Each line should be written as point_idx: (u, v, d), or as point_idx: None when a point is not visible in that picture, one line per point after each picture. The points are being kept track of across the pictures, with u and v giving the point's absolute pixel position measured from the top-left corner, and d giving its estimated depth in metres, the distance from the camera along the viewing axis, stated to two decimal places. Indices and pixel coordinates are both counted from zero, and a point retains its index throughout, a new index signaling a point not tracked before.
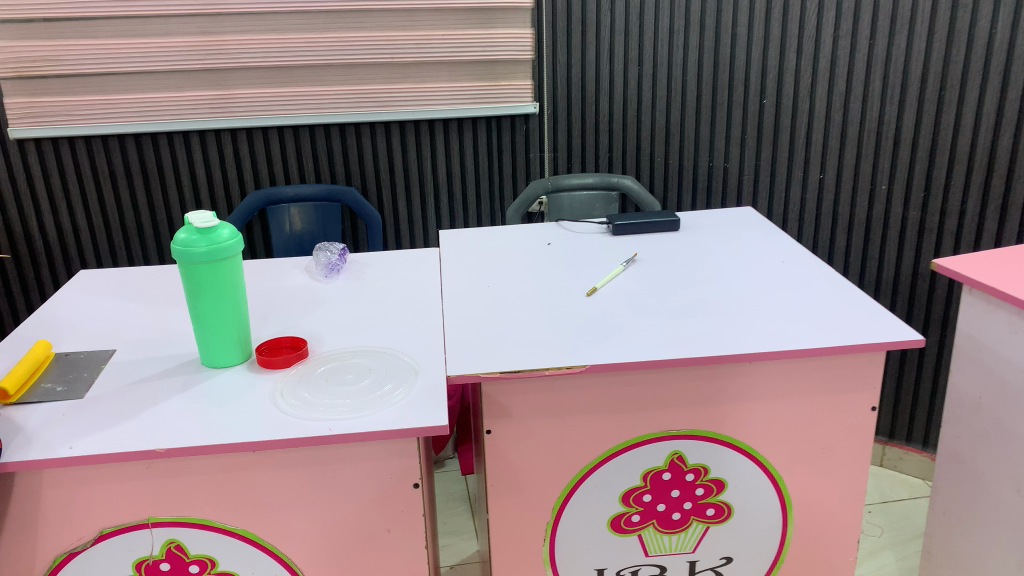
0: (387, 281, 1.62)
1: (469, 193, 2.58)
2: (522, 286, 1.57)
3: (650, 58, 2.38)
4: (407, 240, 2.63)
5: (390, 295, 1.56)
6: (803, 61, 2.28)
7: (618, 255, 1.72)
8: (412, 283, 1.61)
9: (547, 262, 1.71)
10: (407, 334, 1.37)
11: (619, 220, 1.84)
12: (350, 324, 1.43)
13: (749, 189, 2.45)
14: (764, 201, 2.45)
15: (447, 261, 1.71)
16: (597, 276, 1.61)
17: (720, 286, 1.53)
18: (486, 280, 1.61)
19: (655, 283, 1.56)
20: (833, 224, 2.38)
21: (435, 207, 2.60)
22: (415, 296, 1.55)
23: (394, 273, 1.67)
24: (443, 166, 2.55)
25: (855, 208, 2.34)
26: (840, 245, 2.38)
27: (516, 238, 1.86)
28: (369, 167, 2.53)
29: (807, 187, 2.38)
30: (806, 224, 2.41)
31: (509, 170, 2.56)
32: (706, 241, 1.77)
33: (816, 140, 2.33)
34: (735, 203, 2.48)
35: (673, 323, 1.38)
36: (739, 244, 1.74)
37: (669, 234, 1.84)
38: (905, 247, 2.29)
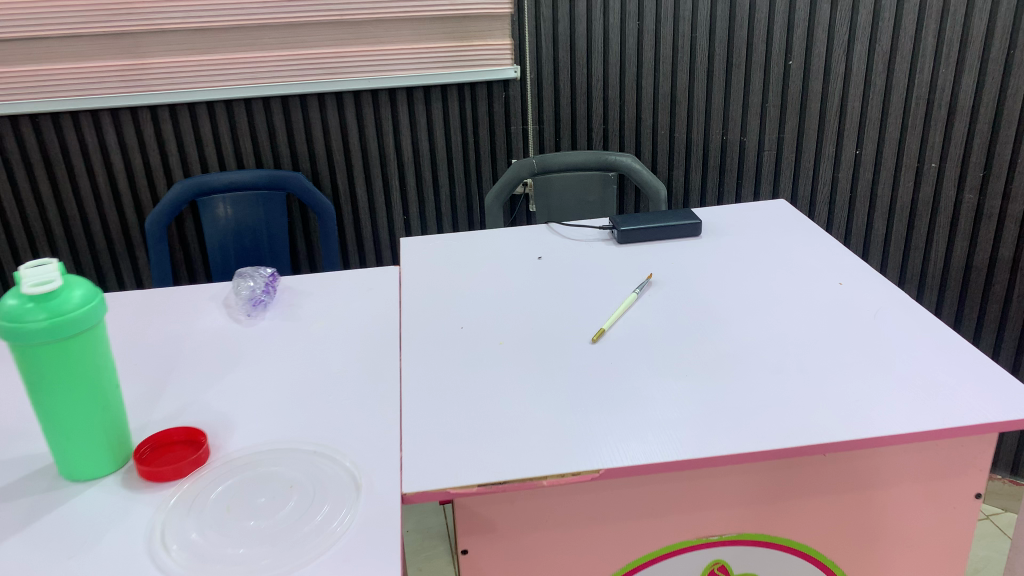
0: (330, 321, 1.25)
1: (441, 175, 2.19)
2: (507, 326, 1.20)
3: (653, 11, 1.97)
4: (370, 233, 2.24)
5: (333, 345, 1.18)
6: (839, 12, 1.88)
7: (628, 274, 1.35)
8: (363, 323, 1.23)
9: (538, 286, 1.33)
10: (351, 417, 1.01)
11: (628, 225, 1.46)
12: (277, 400, 1.06)
13: (769, 167, 2.07)
14: (788, 181, 2.07)
15: (409, 288, 1.33)
16: (602, 309, 1.23)
17: (766, 325, 1.17)
18: (459, 317, 1.23)
19: (680, 319, 1.19)
20: (870, 207, 2.03)
21: (402, 191, 2.21)
22: (366, 345, 1.17)
23: (340, 307, 1.29)
24: (408, 142, 2.15)
25: (897, 190, 1.99)
26: (879, 233, 2.03)
27: (496, 249, 1.48)
28: (319, 146, 2.13)
29: (840, 165, 2.02)
30: (837, 208, 2.06)
31: (487, 147, 2.16)
32: (739, 252, 1.40)
33: (852, 108, 1.96)
34: (754, 182, 2.10)
35: (712, 390, 1.02)
36: (781, 256, 1.37)
37: (690, 241, 1.46)
38: (956, 234, 1.96)
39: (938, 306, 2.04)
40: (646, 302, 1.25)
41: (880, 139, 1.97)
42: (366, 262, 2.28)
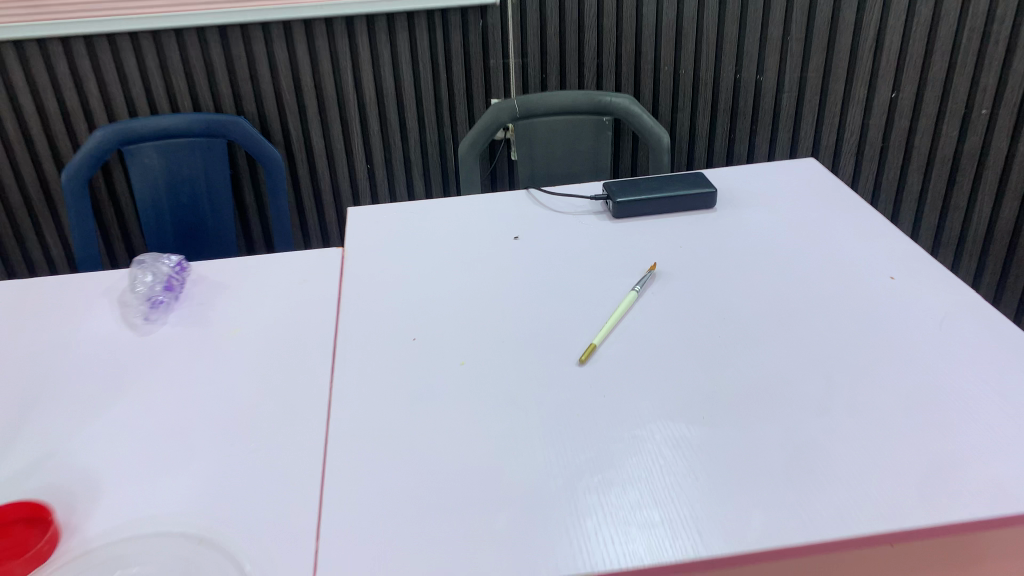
0: (247, 334, 0.98)
1: (409, 118, 1.90)
2: (472, 338, 0.94)
3: None
4: (328, 184, 1.96)
5: (248, 370, 0.92)
6: None
7: (625, 261, 1.09)
8: (290, 336, 0.97)
9: (513, 276, 1.06)
10: (260, 483, 0.76)
11: (626, 195, 1.19)
12: (167, 455, 0.80)
13: (789, 111, 1.79)
14: (810, 128, 1.80)
15: (352, 280, 1.07)
16: (592, 314, 0.97)
17: (802, 340, 0.91)
18: (412, 324, 0.97)
19: (692, 327, 0.94)
20: (904, 159, 1.79)
21: (364, 137, 1.92)
22: (290, 371, 0.92)
23: (263, 311, 1.02)
24: (370, 80, 1.84)
25: (938, 140, 1.76)
26: (914, 189, 1.81)
27: (463, 225, 1.21)
28: (266, 84, 1.82)
29: (872, 111, 1.75)
30: (866, 159, 1.80)
31: (462, 85, 1.86)
32: (761, 231, 1.14)
33: (891, 43, 1.68)
34: (770, 128, 1.82)
35: (739, 449, 0.77)
36: (815, 238, 1.11)
37: (700, 215, 1.19)
38: (1002, 190, 1.78)
39: (976, 276, 1.89)
40: (648, 306, 0.98)
41: (921, 80, 1.71)
42: (325, 217, 2.01)
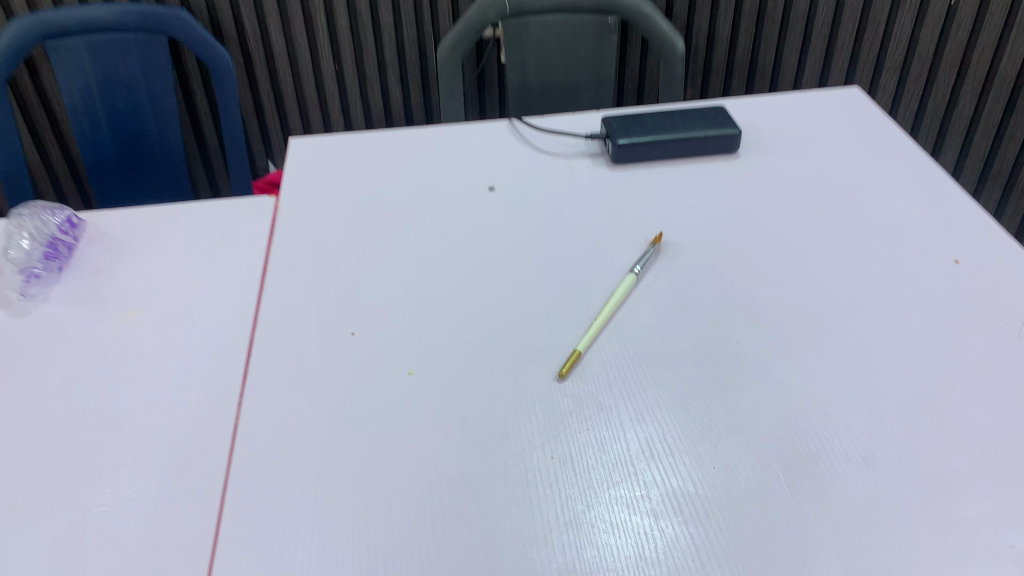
0: (146, 320, 0.79)
1: (383, 12, 1.63)
2: (426, 334, 0.75)
3: None
4: (291, 87, 1.71)
5: (139, 373, 0.73)
6: None
7: (625, 224, 0.88)
8: (198, 326, 0.78)
9: (485, 244, 0.86)
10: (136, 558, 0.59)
11: (628, 135, 0.97)
12: (22, 508, 0.63)
13: (826, 16, 1.52)
14: (849, 38, 1.54)
15: (283, 246, 0.86)
16: (579, 305, 0.77)
17: (845, 349, 0.71)
18: (353, 311, 0.78)
19: (703, 328, 0.74)
20: (956, 76, 1.56)
21: (330, 33, 1.65)
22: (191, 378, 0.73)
23: (169, 289, 0.82)
24: None
25: (1004, 51, 1.51)
26: (965, 112, 1.60)
27: (428, 170, 0.99)
28: None
29: (925, 19, 1.49)
30: (912, 75, 1.57)
31: None
32: (792, 186, 0.93)
33: None
34: (802, 36, 1.56)
35: (765, 519, 0.58)
36: (861, 200, 0.90)
37: (719, 161, 0.97)
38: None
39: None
40: (648, 295, 0.78)
41: None
42: (290, 124, 1.77)
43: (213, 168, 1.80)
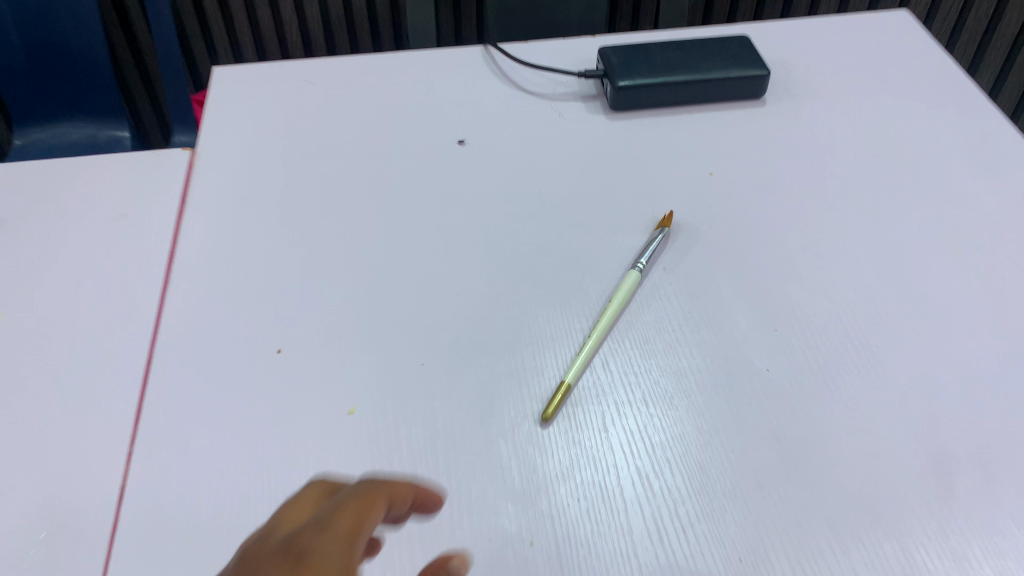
0: (17, 328, 0.62)
1: None
2: (374, 355, 0.59)
3: None
4: None
5: (2, 408, 0.57)
6: None
7: (628, 195, 0.71)
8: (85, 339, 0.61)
9: (453, 224, 0.69)
10: None
11: (630, 75, 0.78)
12: None
13: None
14: None
15: (196, 228, 0.69)
16: (568, 313, 0.62)
17: (905, 381, 0.56)
18: (284, 319, 0.61)
19: (724, 342, 0.59)
20: None
21: None
22: (66, 411, 0.56)
23: (47, 284, 0.65)
24: None
25: None
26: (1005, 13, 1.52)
27: (383, 116, 0.80)
28: None
29: None
30: None
31: None
32: (831, 144, 0.75)
33: None
34: None
35: None
36: (917, 164, 0.73)
37: (741, 109, 0.79)
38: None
39: None
40: (654, 300, 0.62)
41: None
42: (236, 27, 1.54)
43: (152, 79, 1.58)
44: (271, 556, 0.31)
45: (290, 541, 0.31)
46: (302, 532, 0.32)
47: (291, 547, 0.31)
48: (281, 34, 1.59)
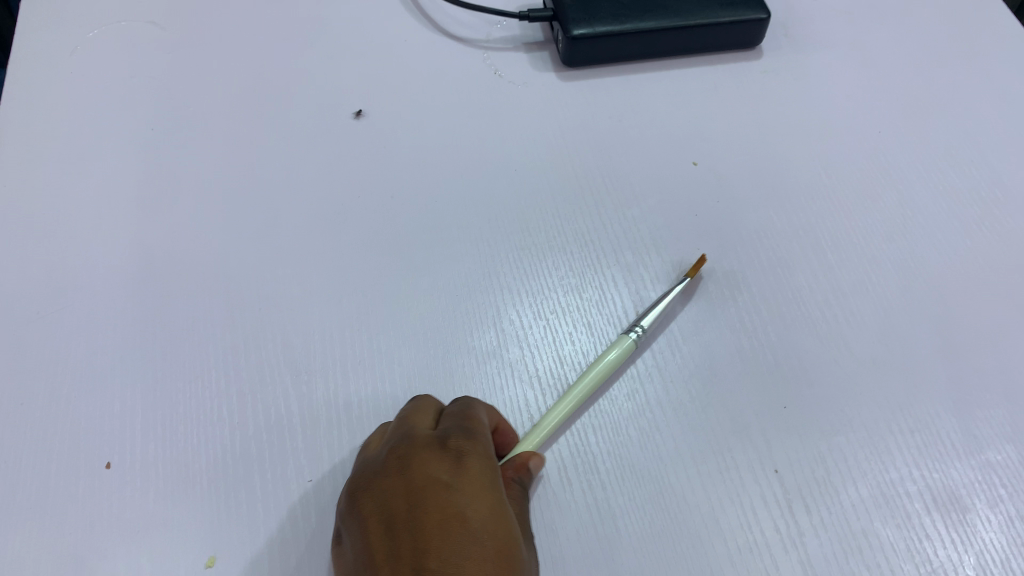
0: None
1: None
2: (245, 473, 0.43)
3: None
4: None
5: None
6: None
7: (586, 201, 0.54)
8: None
9: (353, 248, 0.51)
10: None
11: (588, 17, 0.59)
12: None
13: None
14: None
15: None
16: (513, 392, 0.46)
17: (952, 486, 0.43)
18: (121, 409, 0.44)
19: (720, 432, 0.45)
20: None
21: None
22: None
23: None
24: None
25: None
26: None
27: (257, 75, 0.60)
28: None
29: None
30: None
31: None
32: (842, 113, 0.59)
33: None
34: None
35: None
36: (949, 142, 0.58)
37: (728, 64, 0.62)
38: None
39: None
40: (628, 370, 0.48)
41: None
42: None
43: None
44: (427, 455, 0.37)
45: (442, 443, 0.37)
46: (450, 436, 0.38)
47: (444, 448, 0.37)
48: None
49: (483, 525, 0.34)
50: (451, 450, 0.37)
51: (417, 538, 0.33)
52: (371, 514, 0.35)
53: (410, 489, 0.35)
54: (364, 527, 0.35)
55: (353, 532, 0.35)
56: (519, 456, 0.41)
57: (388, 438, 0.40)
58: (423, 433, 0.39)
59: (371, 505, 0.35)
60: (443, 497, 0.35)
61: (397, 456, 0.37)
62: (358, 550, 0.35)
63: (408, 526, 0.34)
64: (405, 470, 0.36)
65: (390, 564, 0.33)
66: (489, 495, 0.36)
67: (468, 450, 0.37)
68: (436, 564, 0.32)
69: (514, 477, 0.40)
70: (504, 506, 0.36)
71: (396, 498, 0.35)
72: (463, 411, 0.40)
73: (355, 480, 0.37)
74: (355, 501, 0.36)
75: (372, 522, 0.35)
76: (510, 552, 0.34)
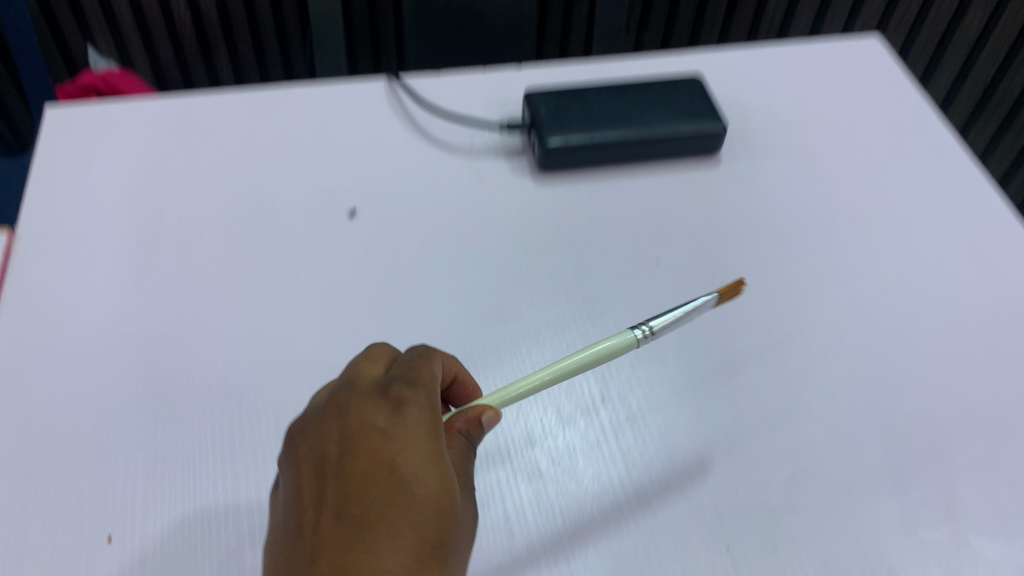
0: None
1: None
2: (236, 548, 0.46)
3: None
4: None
5: None
6: None
7: (556, 294, 0.59)
8: None
9: (342, 338, 0.55)
10: None
11: (562, 129, 0.65)
12: None
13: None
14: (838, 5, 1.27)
15: (3, 346, 0.54)
16: (487, 474, 0.50)
17: (888, 564, 0.47)
18: (125, 488, 0.48)
19: (675, 513, 0.48)
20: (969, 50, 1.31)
21: None
22: None
23: None
24: None
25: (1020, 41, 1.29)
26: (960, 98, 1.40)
27: (260, 176, 0.65)
28: None
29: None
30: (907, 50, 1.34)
31: None
32: (795, 220, 0.64)
33: None
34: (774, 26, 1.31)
35: None
36: (891, 247, 0.63)
37: (691, 171, 0.68)
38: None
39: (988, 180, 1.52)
40: (592, 450, 0.51)
41: None
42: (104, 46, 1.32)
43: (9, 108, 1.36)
44: (369, 403, 0.40)
45: (385, 394, 0.41)
46: (393, 387, 0.41)
47: (386, 399, 0.41)
48: (174, 34, 1.34)
49: (413, 472, 0.38)
50: (393, 398, 0.41)
51: (343, 483, 0.37)
52: (308, 456, 0.39)
53: (349, 433, 0.39)
54: (300, 469, 0.39)
55: (289, 469, 0.40)
56: (473, 410, 0.44)
57: (337, 385, 0.43)
58: (372, 384, 0.42)
59: (310, 449, 0.39)
60: (377, 440, 0.38)
61: (339, 404, 0.41)
62: (294, 487, 0.39)
63: (340, 465, 0.38)
64: (345, 414, 0.40)
65: (318, 505, 0.37)
66: (424, 440, 0.39)
67: (410, 400, 0.41)
68: (359, 508, 0.36)
69: (463, 429, 0.43)
70: (439, 452, 0.39)
71: (332, 438, 0.39)
72: (412, 365, 0.44)
73: (301, 423, 0.41)
74: (298, 443, 0.40)
75: (310, 464, 0.39)
76: (441, 502, 0.38)
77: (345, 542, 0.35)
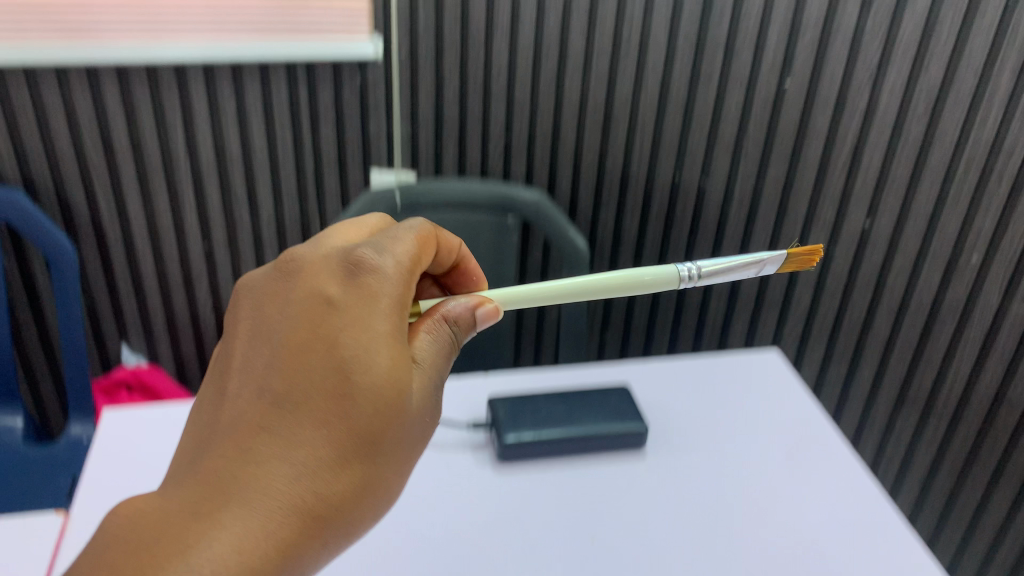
0: None
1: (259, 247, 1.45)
2: None
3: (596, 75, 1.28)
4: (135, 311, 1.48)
5: None
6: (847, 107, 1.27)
7: (506, 566, 0.71)
8: None
9: None
10: None
11: (515, 428, 0.81)
12: None
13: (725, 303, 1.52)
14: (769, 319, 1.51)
15: None
16: None
17: None
18: None
19: None
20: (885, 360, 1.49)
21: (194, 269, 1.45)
22: None
23: None
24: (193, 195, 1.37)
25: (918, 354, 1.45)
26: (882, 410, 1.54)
27: None
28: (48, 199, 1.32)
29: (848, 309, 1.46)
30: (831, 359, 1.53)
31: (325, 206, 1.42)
32: (705, 507, 0.78)
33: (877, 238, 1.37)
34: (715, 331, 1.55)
35: None
36: (786, 527, 0.75)
37: (622, 462, 0.83)
38: (982, 372, 1.42)
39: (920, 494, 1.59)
40: None
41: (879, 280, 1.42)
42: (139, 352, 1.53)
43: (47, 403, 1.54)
44: (330, 279, 0.55)
45: (348, 270, 0.55)
46: (355, 267, 0.56)
47: (349, 274, 0.55)
48: (199, 339, 1.55)
49: (351, 345, 0.52)
50: (349, 279, 0.55)
51: (297, 347, 0.52)
52: (280, 313, 0.55)
53: (313, 302, 0.54)
54: (275, 318, 0.54)
55: (268, 316, 0.55)
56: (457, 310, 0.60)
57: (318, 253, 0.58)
58: (337, 253, 0.57)
59: (284, 308, 0.55)
60: (325, 314, 0.53)
61: (310, 274, 0.56)
62: (266, 334, 0.54)
63: (297, 331, 0.53)
64: (310, 285, 0.55)
65: (276, 355, 0.52)
66: (364, 320, 0.53)
67: (362, 282, 0.55)
68: (301, 372, 0.51)
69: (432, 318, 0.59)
70: (377, 326, 0.53)
71: (294, 312, 0.54)
72: (383, 246, 0.58)
73: (284, 281, 0.56)
74: (279, 299, 0.55)
75: (280, 318, 0.54)
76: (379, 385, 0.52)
77: (287, 399, 0.50)
